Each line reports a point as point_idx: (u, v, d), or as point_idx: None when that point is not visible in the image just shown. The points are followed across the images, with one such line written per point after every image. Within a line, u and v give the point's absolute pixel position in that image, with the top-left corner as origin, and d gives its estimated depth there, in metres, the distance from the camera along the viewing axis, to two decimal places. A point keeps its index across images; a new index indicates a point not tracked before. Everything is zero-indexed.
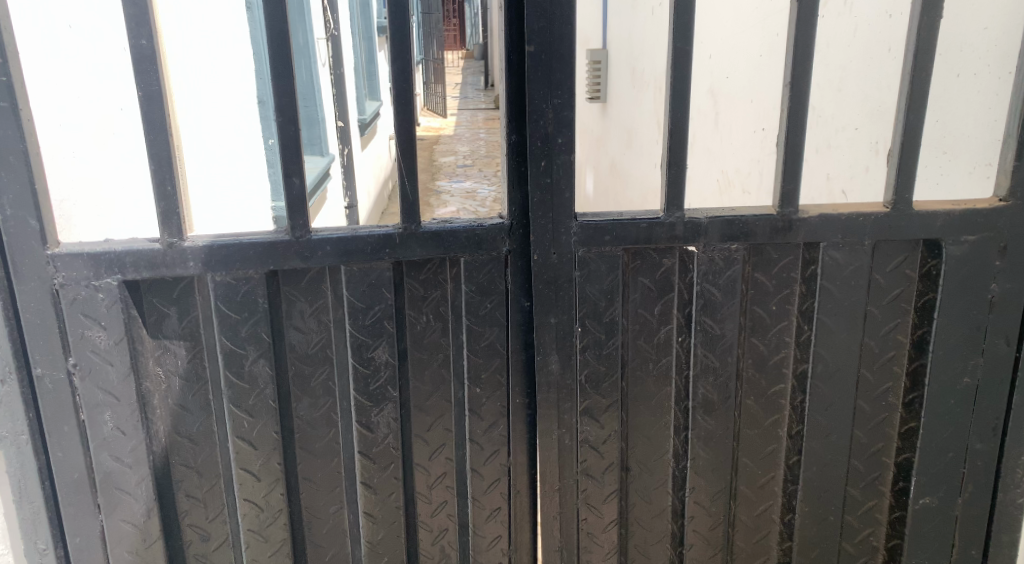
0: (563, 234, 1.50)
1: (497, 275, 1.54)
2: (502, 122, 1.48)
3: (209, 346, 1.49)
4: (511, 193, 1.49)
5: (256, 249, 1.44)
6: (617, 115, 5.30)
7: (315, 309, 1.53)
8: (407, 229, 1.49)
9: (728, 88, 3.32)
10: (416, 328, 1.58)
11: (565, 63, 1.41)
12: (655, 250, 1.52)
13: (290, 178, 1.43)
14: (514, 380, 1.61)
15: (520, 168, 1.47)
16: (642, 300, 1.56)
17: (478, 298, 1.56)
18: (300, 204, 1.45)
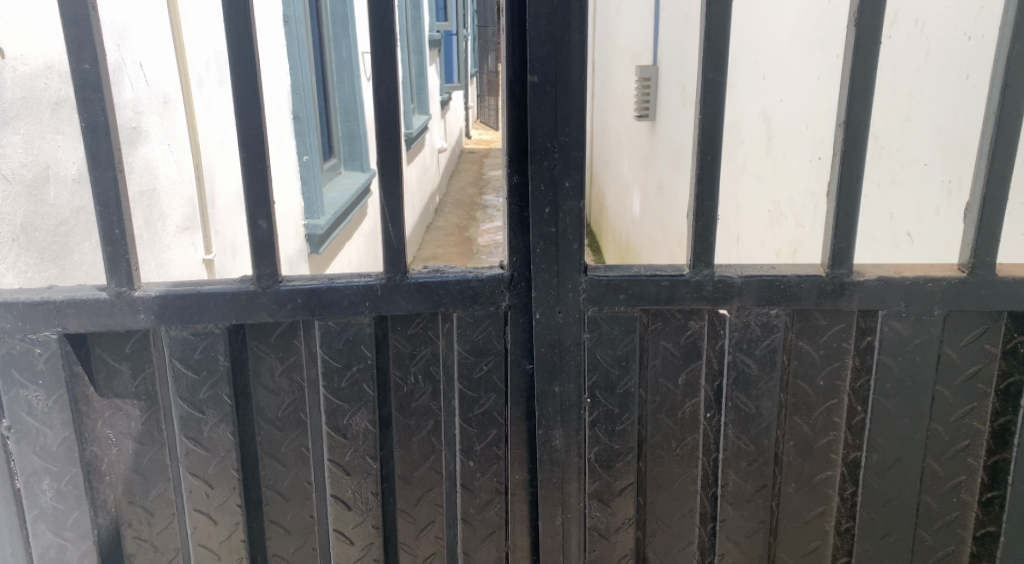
0: (570, 292, 1.28)
1: (495, 334, 1.33)
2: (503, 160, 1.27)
3: (164, 406, 1.32)
4: (510, 242, 1.28)
5: (217, 301, 1.27)
6: (666, 134, 5.04)
7: (287, 366, 1.34)
8: (392, 280, 1.29)
9: (783, 111, 3.06)
10: (402, 391, 1.37)
11: (574, 95, 1.20)
12: (680, 311, 1.29)
13: (255, 221, 1.25)
14: (513, 455, 1.40)
15: (522, 214, 1.26)
16: (663, 369, 1.33)
17: (472, 360, 1.35)
18: (267, 251, 1.26)
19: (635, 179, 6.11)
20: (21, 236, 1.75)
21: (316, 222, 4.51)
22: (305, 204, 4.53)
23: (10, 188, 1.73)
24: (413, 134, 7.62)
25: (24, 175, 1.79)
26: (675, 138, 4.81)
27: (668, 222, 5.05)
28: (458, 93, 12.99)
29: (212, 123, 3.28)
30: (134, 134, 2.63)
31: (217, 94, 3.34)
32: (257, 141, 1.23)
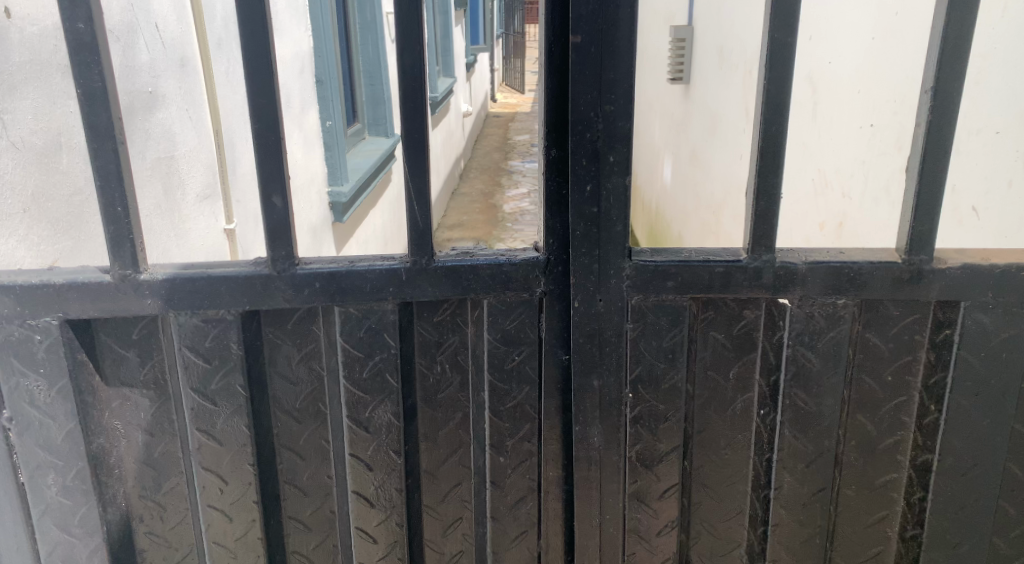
0: (612, 278, 1.16)
1: (528, 322, 1.22)
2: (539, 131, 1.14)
3: (174, 396, 1.23)
4: (545, 222, 1.16)
5: (228, 285, 1.16)
6: (701, 99, 4.86)
7: (305, 355, 1.24)
8: (419, 263, 1.18)
9: (830, 74, 2.88)
10: (428, 381, 1.27)
11: (621, 58, 1.07)
12: (733, 299, 1.17)
13: (268, 199, 1.14)
14: (547, 450, 1.30)
15: (560, 191, 1.14)
16: (713, 362, 1.21)
17: (502, 349, 1.24)
18: (281, 230, 1.16)
19: (666, 145, 5.93)
20: (32, 207, 1.66)
21: (340, 189, 4.43)
22: (329, 171, 4.44)
23: (19, 156, 1.63)
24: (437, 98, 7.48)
25: (35, 142, 1.69)
26: (711, 102, 4.61)
27: (701, 190, 4.89)
28: (484, 56, 12.75)
29: (232, 87, 3.17)
30: (150, 100, 2.53)
31: (236, 56, 3.23)
32: (270, 109, 1.12)
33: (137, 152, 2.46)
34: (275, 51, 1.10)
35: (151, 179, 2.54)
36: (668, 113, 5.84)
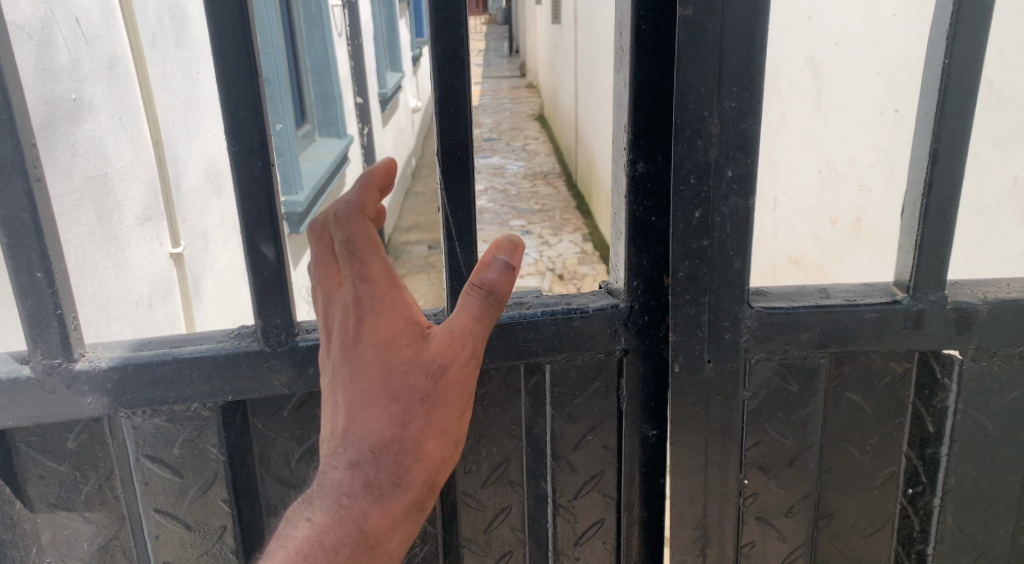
0: (728, 329, 0.87)
1: (607, 393, 0.92)
2: (618, 138, 0.85)
3: (131, 519, 0.91)
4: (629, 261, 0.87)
5: (202, 371, 0.85)
6: None
7: (306, 450, 0.92)
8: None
9: (838, 57, 2.65)
10: (470, 473, 0.97)
11: (742, 33, 0.78)
12: (880, 352, 0.90)
13: (255, 250, 0.83)
14: (627, 551, 1.00)
15: (654, 216, 0.85)
16: (849, 432, 0.94)
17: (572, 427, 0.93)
18: (278, 292, 0.84)
19: None
20: None
21: (296, 198, 4.07)
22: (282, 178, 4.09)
23: None
24: (386, 95, 7.12)
25: None
26: None
27: None
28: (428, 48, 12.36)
29: (171, 90, 2.79)
30: (74, 108, 2.16)
31: (174, 55, 2.84)
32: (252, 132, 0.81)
33: (63, 171, 2.10)
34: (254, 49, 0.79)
35: (82, 202, 2.18)
36: None
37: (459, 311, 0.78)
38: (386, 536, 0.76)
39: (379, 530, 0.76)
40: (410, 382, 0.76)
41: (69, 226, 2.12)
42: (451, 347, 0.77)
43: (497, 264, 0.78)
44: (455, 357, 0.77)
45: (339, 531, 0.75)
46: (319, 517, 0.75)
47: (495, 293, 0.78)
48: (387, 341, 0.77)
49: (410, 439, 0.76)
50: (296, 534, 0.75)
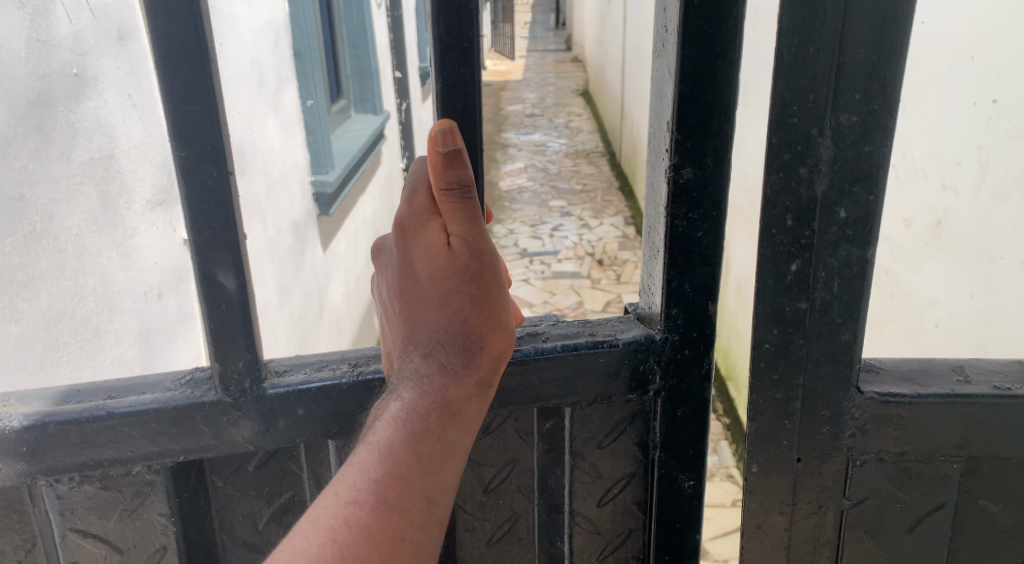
0: (820, 370, 1.10)
1: (645, 409, 1.19)
2: (659, 169, 1.10)
3: (65, 538, 1.12)
4: (676, 279, 1.11)
5: (134, 428, 1.06)
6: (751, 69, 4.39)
7: (267, 474, 1.15)
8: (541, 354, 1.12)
9: (921, 38, 2.37)
10: (475, 512, 1.24)
11: (819, 67, 0.96)
12: (1006, 454, 1.13)
13: (211, 277, 1.02)
14: None
15: (704, 234, 1.09)
16: (971, 521, 1.17)
17: (592, 478, 1.22)
18: (229, 326, 1.03)
19: None
20: None
21: (325, 178, 4.04)
22: (312, 158, 4.04)
23: None
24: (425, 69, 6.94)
25: None
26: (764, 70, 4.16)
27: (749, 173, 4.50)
28: None
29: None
30: (75, 84, 1.99)
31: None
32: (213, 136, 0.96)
33: (61, 154, 1.93)
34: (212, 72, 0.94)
35: (83, 187, 2.01)
36: None
37: (459, 212, 1.01)
38: (462, 403, 1.01)
39: (457, 399, 1.00)
40: (452, 285, 1.02)
41: (67, 214, 1.95)
42: (472, 244, 1.02)
43: (438, 154, 0.98)
44: (480, 250, 1.03)
45: (427, 402, 0.99)
46: (407, 397, 0.99)
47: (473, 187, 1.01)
48: (428, 256, 1.03)
49: (467, 322, 1.03)
50: (391, 410, 0.99)
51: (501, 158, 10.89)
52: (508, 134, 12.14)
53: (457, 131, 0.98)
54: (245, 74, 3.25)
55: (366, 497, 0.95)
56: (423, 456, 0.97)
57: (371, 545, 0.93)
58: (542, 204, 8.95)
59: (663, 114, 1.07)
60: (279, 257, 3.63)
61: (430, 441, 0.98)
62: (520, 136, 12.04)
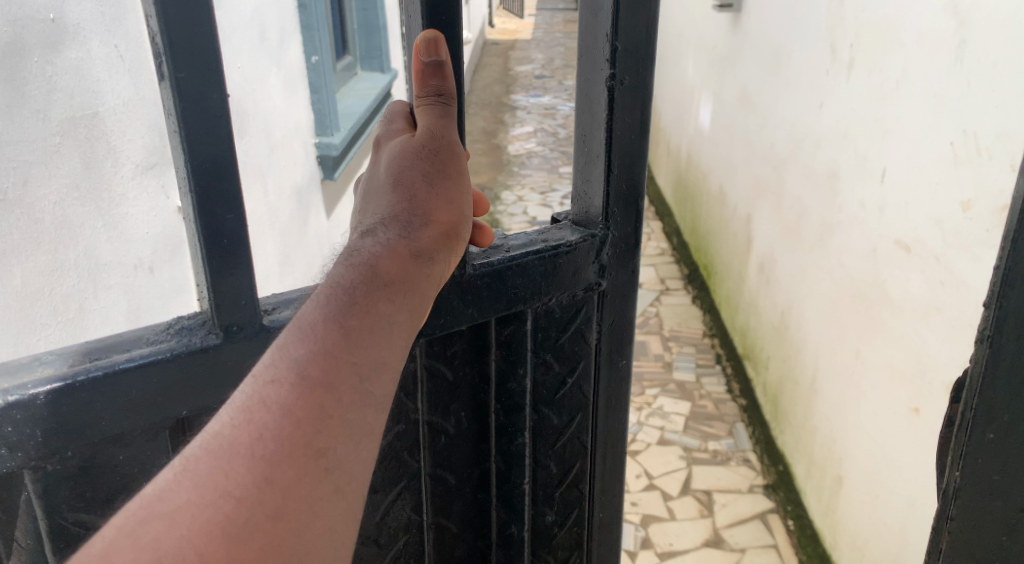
0: None
1: (587, 295, 1.41)
2: (593, 83, 1.31)
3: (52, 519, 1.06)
4: (615, 176, 1.34)
5: (136, 383, 1.03)
6: (790, 36, 4.17)
7: None
8: (523, 258, 1.30)
9: None
10: (447, 418, 1.35)
11: None
12: None
13: (210, 215, 1.03)
14: (587, 452, 1.51)
15: (632, 135, 1.33)
16: None
17: (547, 372, 1.42)
18: (229, 261, 1.05)
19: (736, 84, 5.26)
20: None
21: (330, 140, 3.83)
22: (316, 117, 3.81)
23: None
24: None
25: None
26: (805, 37, 3.96)
27: (779, 145, 4.33)
28: None
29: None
30: (53, 32, 1.77)
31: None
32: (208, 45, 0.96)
33: (36, 111, 1.71)
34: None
35: (63, 147, 1.80)
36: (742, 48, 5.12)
37: (434, 113, 1.15)
38: (395, 275, 1.00)
39: (395, 270, 1.01)
40: (410, 171, 1.11)
41: (43, 179, 1.74)
42: (437, 133, 1.13)
43: (428, 62, 1.11)
44: (441, 137, 1.13)
45: (357, 274, 0.98)
46: (337, 274, 0.97)
47: (449, 99, 1.15)
48: (398, 154, 1.13)
49: (419, 203, 1.10)
50: (320, 288, 0.97)
51: (511, 121, 10.68)
52: (517, 96, 11.88)
53: (443, 44, 1.11)
54: (250, 28, 3.06)
55: (286, 377, 0.89)
56: (350, 329, 0.93)
57: (288, 420, 0.86)
58: (553, 171, 8.99)
59: (600, 31, 1.27)
60: (279, 223, 3.46)
61: (358, 311, 0.94)
62: (529, 98, 11.79)
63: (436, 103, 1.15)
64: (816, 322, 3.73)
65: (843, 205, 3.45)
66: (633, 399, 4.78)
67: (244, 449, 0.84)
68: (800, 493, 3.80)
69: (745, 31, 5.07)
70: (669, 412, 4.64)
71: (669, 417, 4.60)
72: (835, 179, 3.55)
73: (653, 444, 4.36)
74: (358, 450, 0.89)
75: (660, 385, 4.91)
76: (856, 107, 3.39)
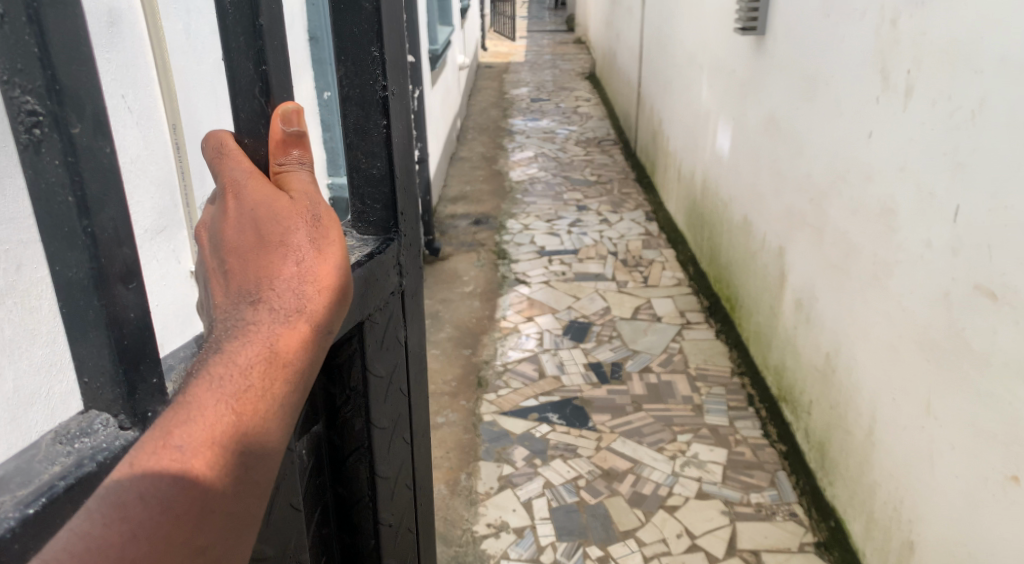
0: None
1: (392, 298, 1.80)
2: (359, 118, 1.70)
3: None
4: (395, 175, 1.74)
5: (63, 491, 1.20)
6: (826, 61, 3.95)
7: None
8: (371, 259, 1.67)
9: None
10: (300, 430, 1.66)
11: None
12: None
13: (113, 296, 1.21)
14: (404, 435, 1.93)
15: (399, 156, 1.75)
16: None
17: (384, 381, 1.81)
18: (137, 347, 1.26)
19: (759, 110, 5.05)
20: None
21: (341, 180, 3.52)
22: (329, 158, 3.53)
23: None
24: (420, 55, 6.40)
25: None
26: (844, 64, 3.75)
27: (816, 175, 4.12)
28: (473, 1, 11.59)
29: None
30: None
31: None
32: (92, 105, 1.14)
33: None
34: (87, 38, 1.12)
35: None
36: (767, 72, 4.90)
37: (301, 175, 1.39)
38: (291, 343, 1.20)
39: (295, 339, 1.21)
40: (294, 231, 1.30)
41: None
42: (305, 194, 1.36)
43: (288, 130, 1.40)
44: (315, 201, 1.36)
45: (257, 345, 1.17)
46: (237, 347, 1.16)
47: (308, 161, 1.42)
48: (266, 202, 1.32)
49: (311, 262, 1.28)
50: (219, 360, 1.14)
51: (511, 146, 10.48)
52: (516, 120, 11.68)
53: (300, 117, 1.41)
54: None
55: (180, 454, 1.06)
56: (246, 401, 1.12)
57: (184, 492, 1.04)
58: (557, 197, 8.77)
59: (365, 81, 1.67)
60: None
61: (256, 383, 1.14)
62: (527, 122, 11.58)
63: (302, 168, 1.41)
64: (875, 368, 3.42)
65: (902, 245, 3.19)
66: (665, 446, 4.53)
67: (139, 517, 1.01)
68: (859, 553, 3.54)
69: (768, 55, 4.88)
70: (705, 461, 4.39)
71: (705, 466, 4.35)
72: (891, 215, 3.29)
73: (691, 498, 4.11)
74: (241, 502, 1.11)
75: (692, 430, 4.66)
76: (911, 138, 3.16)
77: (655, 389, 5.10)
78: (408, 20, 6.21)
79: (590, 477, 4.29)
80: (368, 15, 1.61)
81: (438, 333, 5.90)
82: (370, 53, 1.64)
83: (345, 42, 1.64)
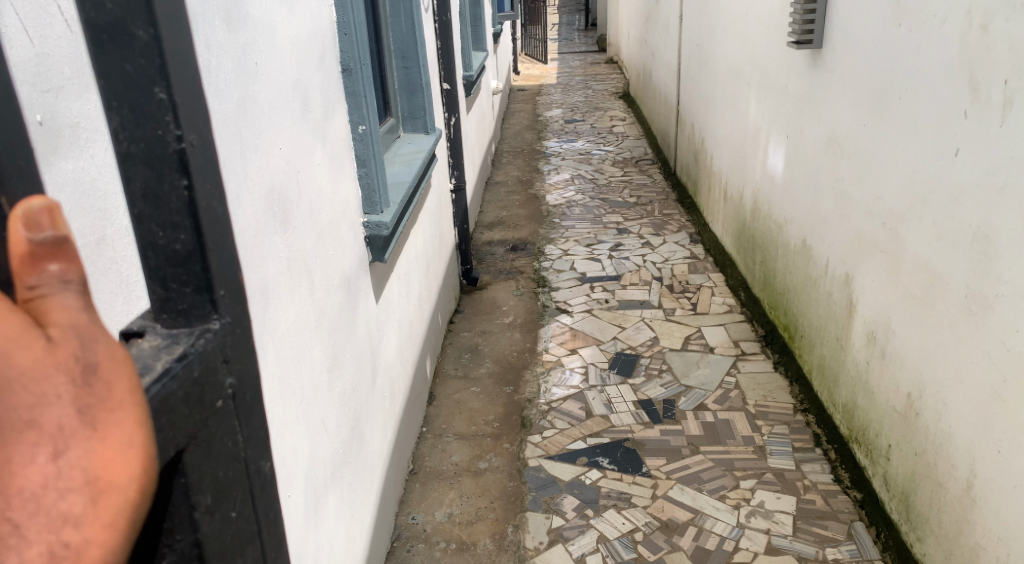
0: None
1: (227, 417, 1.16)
2: (136, 183, 1.05)
3: None
4: (212, 251, 1.09)
5: None
6: (897, 77, 3.63)
7: None
8: (186, 364, 1.04)
9: None
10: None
11: None
12: None
13: None
14: None
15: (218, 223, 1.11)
16: None
17: (226, 520, 1.15)
18: None
19: (817, 129, 4.73)
20: None
21: (381, 219, 3.53)
22: (364, 195, 3.55)
23: None
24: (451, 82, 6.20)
25: None
26: (918, 80, 3.44)
27: (887, 198, 3.79)
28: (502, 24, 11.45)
29: (224, 92, 2.13)
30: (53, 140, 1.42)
31: (225, 40, 2.15)
32: None
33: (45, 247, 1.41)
34: None
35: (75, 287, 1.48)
36: (824, 89, 4.59)
37: (63, 304, 0.88)
38: None
39: None
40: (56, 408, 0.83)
41: None
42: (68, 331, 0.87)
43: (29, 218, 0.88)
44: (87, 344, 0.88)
45: None
46: None
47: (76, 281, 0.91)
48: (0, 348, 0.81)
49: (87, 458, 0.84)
50: None
51: (546, 169, 10.24)
52: (550, 142, 11.46)
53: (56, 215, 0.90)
54: (285, 105, 2.62)
55: None
56: None
57: None
58: (596, 220, 8.48)
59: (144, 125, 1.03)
60: (327, 322, 2.94)
61: None
62: (562, 144, 11.35)
63: (67, 288, 0.90)
64: (972, 416, 3.05)
65: (1002, 277, 2.85)
66: (728, 494, 4.18)
67: None
68: None
69: (825, 71, 4.56)
70: (772, 510, 4.03)
71: (773, 517, 3.99)
72: (988, 244, 2.94)
73: (760, 554, 3.75)
74: None
75: (756, 475, 4.30)
76: (1006, 160, 2.83)
77: (712, 428, 4.75)
78: (441, 44, 6.01)
79: (647, 530, 3.96)
80: (143, 46, 1.00)
81: (478, 369, 5.62)
82: (152, 95, 1.03)
83: (112, 81, 1.02)
